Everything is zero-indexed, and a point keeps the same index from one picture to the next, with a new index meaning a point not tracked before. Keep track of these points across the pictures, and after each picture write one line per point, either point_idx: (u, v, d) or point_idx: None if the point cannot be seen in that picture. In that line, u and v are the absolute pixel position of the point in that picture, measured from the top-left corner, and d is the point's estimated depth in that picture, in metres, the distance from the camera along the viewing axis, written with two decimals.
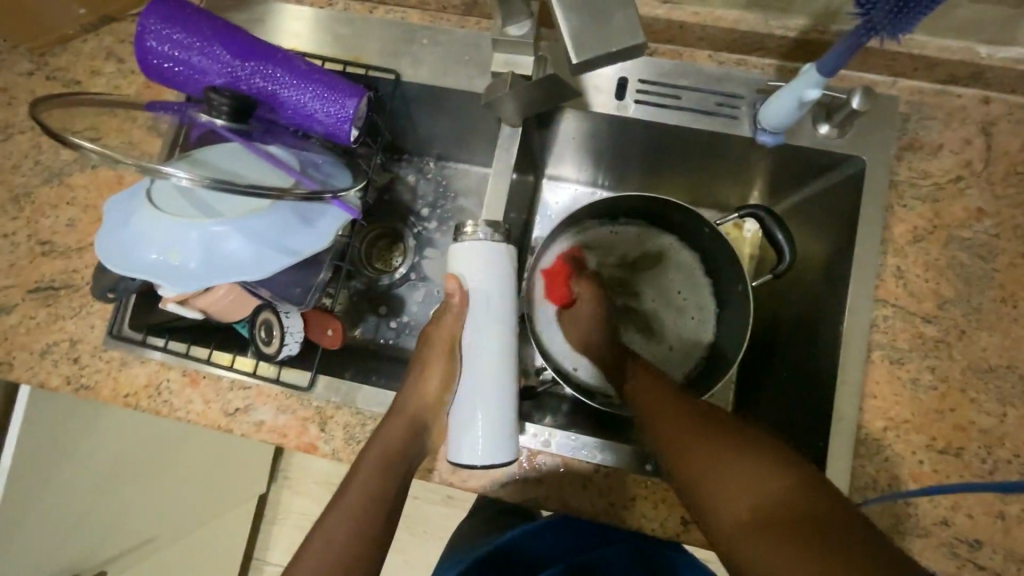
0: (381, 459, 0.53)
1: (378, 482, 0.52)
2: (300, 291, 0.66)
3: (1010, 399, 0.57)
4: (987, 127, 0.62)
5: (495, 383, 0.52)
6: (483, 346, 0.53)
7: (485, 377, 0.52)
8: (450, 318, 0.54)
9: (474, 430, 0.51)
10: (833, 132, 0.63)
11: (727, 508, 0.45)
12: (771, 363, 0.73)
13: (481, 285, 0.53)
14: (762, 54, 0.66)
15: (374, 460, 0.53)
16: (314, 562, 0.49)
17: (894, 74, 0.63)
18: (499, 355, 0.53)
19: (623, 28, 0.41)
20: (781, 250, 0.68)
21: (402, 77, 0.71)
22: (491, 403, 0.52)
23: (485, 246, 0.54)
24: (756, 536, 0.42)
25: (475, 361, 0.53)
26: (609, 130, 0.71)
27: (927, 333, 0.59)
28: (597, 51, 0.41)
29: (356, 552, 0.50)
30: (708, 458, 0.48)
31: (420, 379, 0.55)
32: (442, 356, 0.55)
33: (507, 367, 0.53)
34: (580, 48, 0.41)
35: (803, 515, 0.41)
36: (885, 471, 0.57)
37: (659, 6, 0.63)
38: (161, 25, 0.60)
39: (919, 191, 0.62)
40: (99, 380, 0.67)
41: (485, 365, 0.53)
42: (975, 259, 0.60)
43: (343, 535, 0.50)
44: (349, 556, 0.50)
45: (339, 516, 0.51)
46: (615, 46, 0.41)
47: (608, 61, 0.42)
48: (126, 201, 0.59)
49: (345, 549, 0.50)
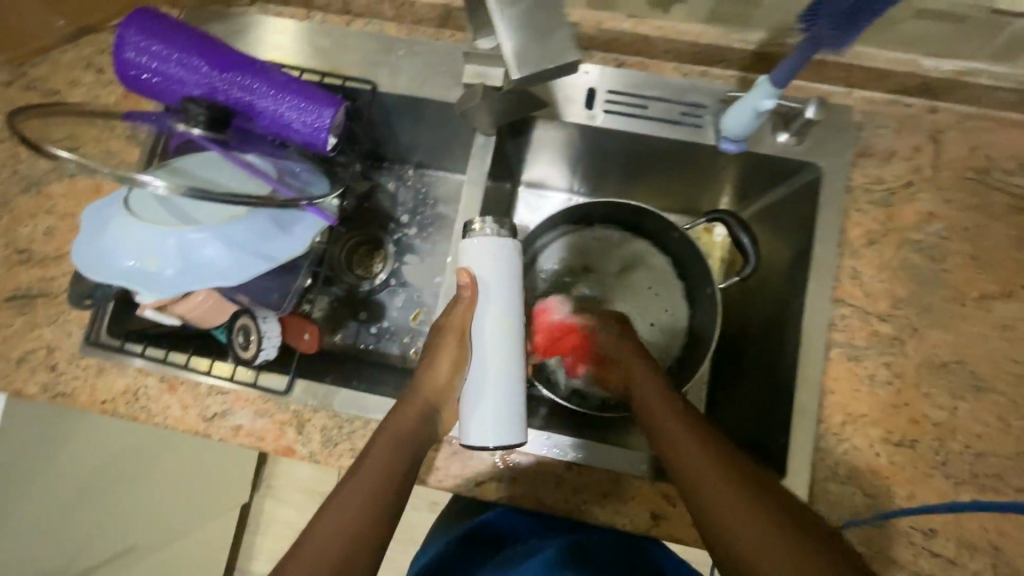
0: (388, 448, 0.52)
1: (384, 469, 0.51)
2: (277, 296, 0.69)
3: (961, 393, 0.60)
4: (936, 135, 0.65)
5: (501, 371, 0.54)
6: (489, 334, 0.54)
7: (492, 365, 0.54)
8: (460, 308, 0.55)
9: (480, 417, 0.53)
10: (791, 140, 0.66)
11: (727, 517, 0.46)
12: (739, 363, 0.76)
13: (494, 280, 0.55)
14: (724, 65, 0.69)
15: (380, 448, 0.52)
16: (311, 554, 0.46)
17: (848, 85, 0.66)
18: (502, 344, 0.54)
19: (562, 48, 0.49)
20: (747, 255, 0.71)
21: (379, 87, 0.73)
22: (500, 392, 0.53)
23: (495, 242, 0.55)
24: (756, 539, 0.44)
25: (480, 349, 0.54)
26: (581, 138, 0.73)
27: (883, 331, 0.62)
28: (542, 65, 0.49)
29: (356, 542, 0.47)
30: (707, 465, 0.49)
31: (431, 363, 0.55)
32: (450, 344, 0.55)
33: (511, 356, 0.55)
34: (527, 64, 0.49)
35: (780, 522, 0.44)
36: (843, 463, 0.60)
37: (626, 20, 0.66)
38: (139, 37, 0.61)
39: (874, 195, 0.65)
40: (76, 387, 0.67)
41: (492, 352, 0.54)
42: (927, 260, 0.63)
43: (343, 524, 0.48)
44: (347, 547, 0.47)
45: (340, 504, 0.49)
46: (556, 63, 0.49)
47: (550, 75, 0.50)
48: (103, 208, 0.60)
49: (344, 540, 0.47)
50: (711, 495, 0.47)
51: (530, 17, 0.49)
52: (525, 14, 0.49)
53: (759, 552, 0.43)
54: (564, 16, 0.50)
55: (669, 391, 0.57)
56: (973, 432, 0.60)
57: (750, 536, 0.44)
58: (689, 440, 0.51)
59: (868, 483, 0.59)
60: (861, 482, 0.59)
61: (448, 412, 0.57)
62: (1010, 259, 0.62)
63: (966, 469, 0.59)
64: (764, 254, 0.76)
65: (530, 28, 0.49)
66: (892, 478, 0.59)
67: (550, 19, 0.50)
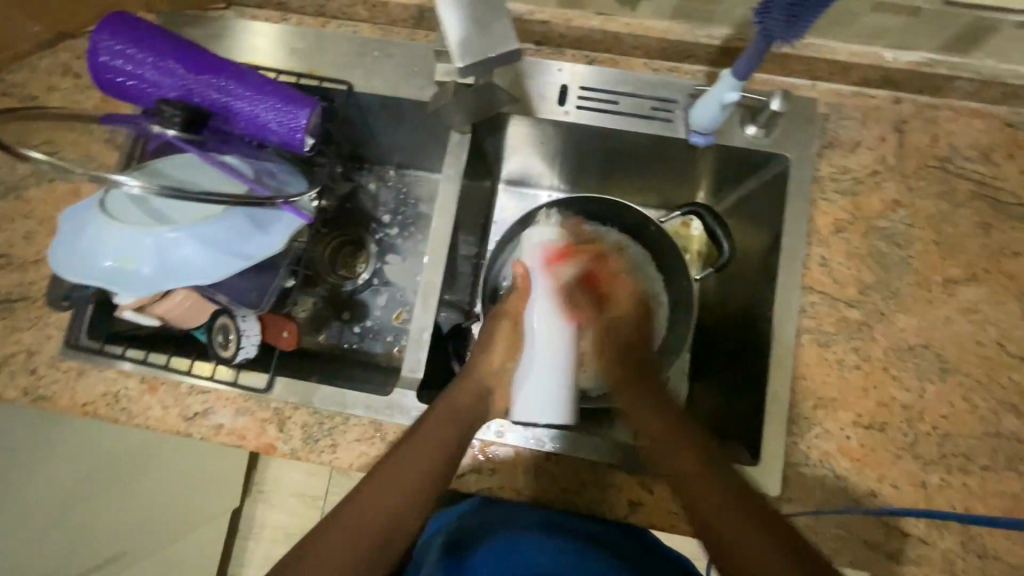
0: (441, 426, 0.58)
1: (436, 446, 0.57)
2: (256, 295, 0.67)
3: (929, 375, 0.62)
4: (899, 125, 0.67)
5: (551, 360, 0.60)
6: (540, 321, 0.61)
7: (543, 351, 0.60)
8: (514, 297, 0.66)
9: (527, 392, 0.60)
10: (759, 132, 0.68)
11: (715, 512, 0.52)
12: (717, 353, 0.77)
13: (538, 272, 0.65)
14: (693, 61, 0.70)
15: (435, 424, 0.58)
16: (362, 512, 0.54)
17: (812, 77, 0.68)
18: (547, 334, 0.61)
19: (503, 36, 0.52)
20: (721, 245, 0.73)
21: (355, 87, 0.74)
22: (545, 374, 0.60)
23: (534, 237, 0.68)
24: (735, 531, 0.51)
25: (533, 336, 0.61)
26: (556, 134, 0.74)
27: (851, 317, 0.63)
28: (485, 53, 0.51)
29: (400, 509, 0.55)
30: (696, 478, 0.55)
31: (486, 347, 0.64)
32: (505, 332, 0.64)
33: (562, 346, 0.61)
34: (469, 53, 0.51)
35: (761, 522, 0.51)
36: (816, 446, 0.61)
37: (594, 18, 0.68)
38: (113, 41, 0.61)
39: (840, 185, 0.66)
40: (56, 390, 0.67)
41: (543, 339, 0.61)
42: (892, 246, 0.65)
43: (393, 489, 0.55)
44: (393, 511, 0.54)
45: (391, 472, 0.56)
46: (499, 50, 0.52)
47: (494, 63, 0.53)
48: (79, 209, 0.60)
49: (391, 504, 0.54)
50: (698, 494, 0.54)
51: (471, 10, 0.52)
52: (468, 9, 0.52)
53: (738, 542, 0.51)
54: (503, 9, 0.52)
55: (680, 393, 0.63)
56: (941, 413, 0.61)
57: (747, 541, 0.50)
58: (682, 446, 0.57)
59: (839, 465, 0.60)
60: (833, 465, 0.61)
61: (499, 393, 0.62)
62: (973, 244, 0.64)
63: (935, 450, 0.60)
64: (738, 245, 0.77)
65: (472, 21, 0.52)
66: (863, 460, 0.60)
67: (490, 13, 0.52)
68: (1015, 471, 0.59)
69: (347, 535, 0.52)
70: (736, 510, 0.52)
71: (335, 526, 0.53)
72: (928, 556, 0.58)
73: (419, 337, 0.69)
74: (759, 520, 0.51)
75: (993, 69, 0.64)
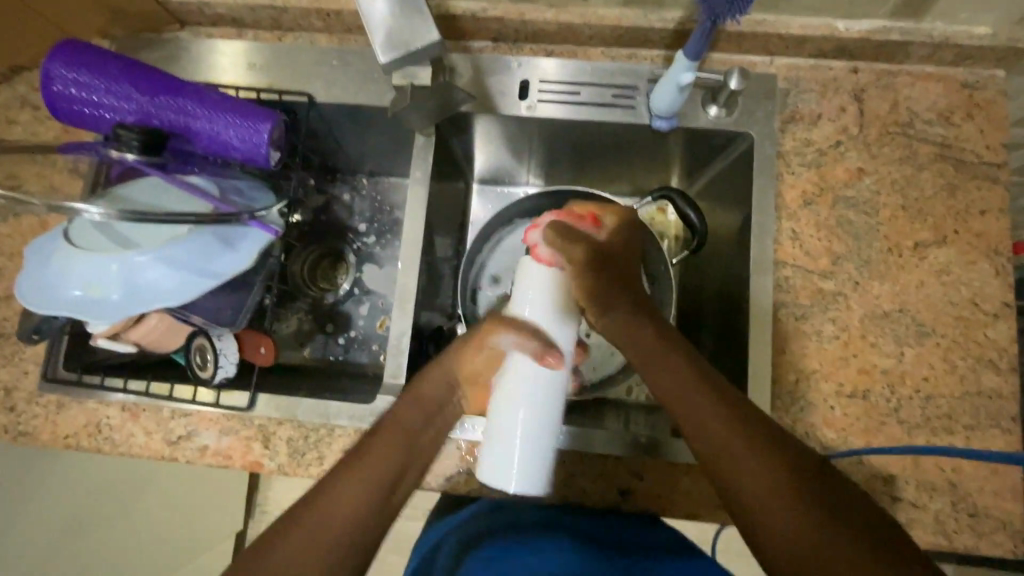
0: (403, 425, 0.51)
1: (405, 441, 0.50)
2: (231, 312, 0.66)
3: (906, 339, 0.62)
4: (858, 95, 0.68)
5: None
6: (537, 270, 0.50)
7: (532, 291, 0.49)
8: (570, 276, 0.50)
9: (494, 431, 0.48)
10: (721, 112, 0.68)
11: (743, 477, 0.46)
12: (699, 336, 0.77)
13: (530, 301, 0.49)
14: (650, 46, 0.70)
15: (406, 415, 0.51)
16: (324, 512, 0.46)
17: (769, 54, 0.69)
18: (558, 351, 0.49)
19: (426, 34, 0.58)
20: (693, 227, 0.70)
21: (316, 98, 0.74)
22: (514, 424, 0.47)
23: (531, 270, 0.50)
24: (770, 499, 0.44)
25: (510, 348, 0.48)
26: (521, 130, 0.74)
27: (826, 288, 0.64)
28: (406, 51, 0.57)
29: (362, 516, 0.46)
30: (706, 417, 0.48)
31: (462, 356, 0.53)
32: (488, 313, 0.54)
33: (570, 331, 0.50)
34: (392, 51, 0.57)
35: (797, 478, 0.45)
36: (801, 419, 0.61)
37: (547, 10, 0.68)
38: (66, 69, 0.61)
39: (805, 158, 0.67)
40: (36, 425, 0.67)
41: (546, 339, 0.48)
42: (860, 215, 0.65)
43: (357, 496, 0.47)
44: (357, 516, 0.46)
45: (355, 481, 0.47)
46: (421, 46, 0.58)
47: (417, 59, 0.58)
48: (45, 243, 0.60)
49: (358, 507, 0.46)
50: (714, 447, 0.47)
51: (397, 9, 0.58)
52: (393, 7, 0.57)
53: (789, 508, 0.44)
54: (423, 6, 0.58)
55: (676, 348, 0.51)
56: (922, 376, 0.61)
57: (780, 523, 0.43)
58: (694, 392, 0.49)
59: (824, 437, 0.61)
60: (820, 439, 0.61)
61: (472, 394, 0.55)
62: (939, 205, 0.64)
63: (918, 412, 0.60)
64: (713, 225, 0.77)
65: (399, 20, 0.58)
66: (846, 430, 0.61)
67: (412, 9, 0.58)
68: (998, 427, 0.60)
69: (304, 536, 0.45)
70: (764, 470, 0.45)
71: (289, 535, 0.45)
72: (919, 520, 0.58)
73: (399, 343, 0.68)
74: (780, 471, 0.45)
75: (945, 31, 0.64)
